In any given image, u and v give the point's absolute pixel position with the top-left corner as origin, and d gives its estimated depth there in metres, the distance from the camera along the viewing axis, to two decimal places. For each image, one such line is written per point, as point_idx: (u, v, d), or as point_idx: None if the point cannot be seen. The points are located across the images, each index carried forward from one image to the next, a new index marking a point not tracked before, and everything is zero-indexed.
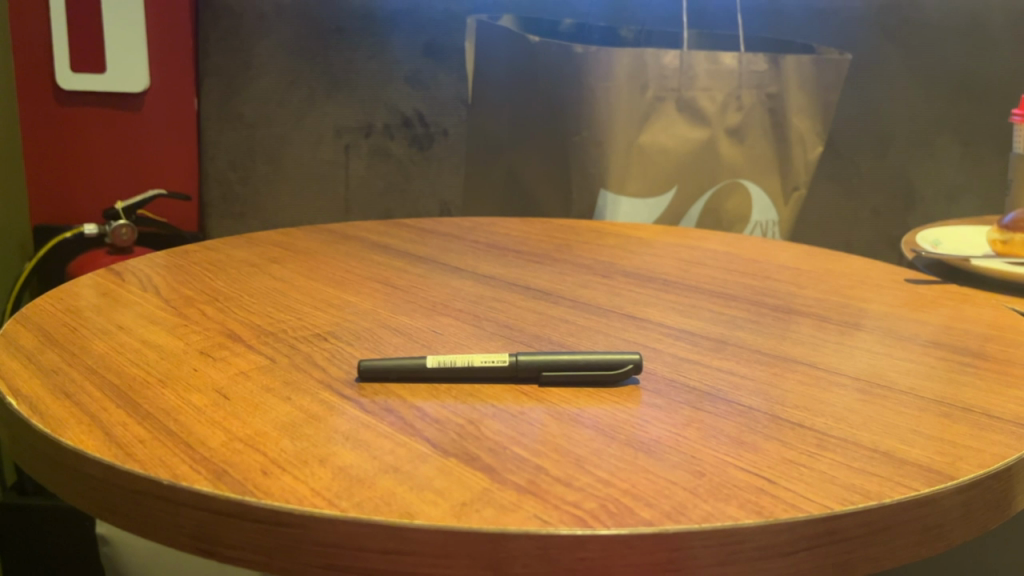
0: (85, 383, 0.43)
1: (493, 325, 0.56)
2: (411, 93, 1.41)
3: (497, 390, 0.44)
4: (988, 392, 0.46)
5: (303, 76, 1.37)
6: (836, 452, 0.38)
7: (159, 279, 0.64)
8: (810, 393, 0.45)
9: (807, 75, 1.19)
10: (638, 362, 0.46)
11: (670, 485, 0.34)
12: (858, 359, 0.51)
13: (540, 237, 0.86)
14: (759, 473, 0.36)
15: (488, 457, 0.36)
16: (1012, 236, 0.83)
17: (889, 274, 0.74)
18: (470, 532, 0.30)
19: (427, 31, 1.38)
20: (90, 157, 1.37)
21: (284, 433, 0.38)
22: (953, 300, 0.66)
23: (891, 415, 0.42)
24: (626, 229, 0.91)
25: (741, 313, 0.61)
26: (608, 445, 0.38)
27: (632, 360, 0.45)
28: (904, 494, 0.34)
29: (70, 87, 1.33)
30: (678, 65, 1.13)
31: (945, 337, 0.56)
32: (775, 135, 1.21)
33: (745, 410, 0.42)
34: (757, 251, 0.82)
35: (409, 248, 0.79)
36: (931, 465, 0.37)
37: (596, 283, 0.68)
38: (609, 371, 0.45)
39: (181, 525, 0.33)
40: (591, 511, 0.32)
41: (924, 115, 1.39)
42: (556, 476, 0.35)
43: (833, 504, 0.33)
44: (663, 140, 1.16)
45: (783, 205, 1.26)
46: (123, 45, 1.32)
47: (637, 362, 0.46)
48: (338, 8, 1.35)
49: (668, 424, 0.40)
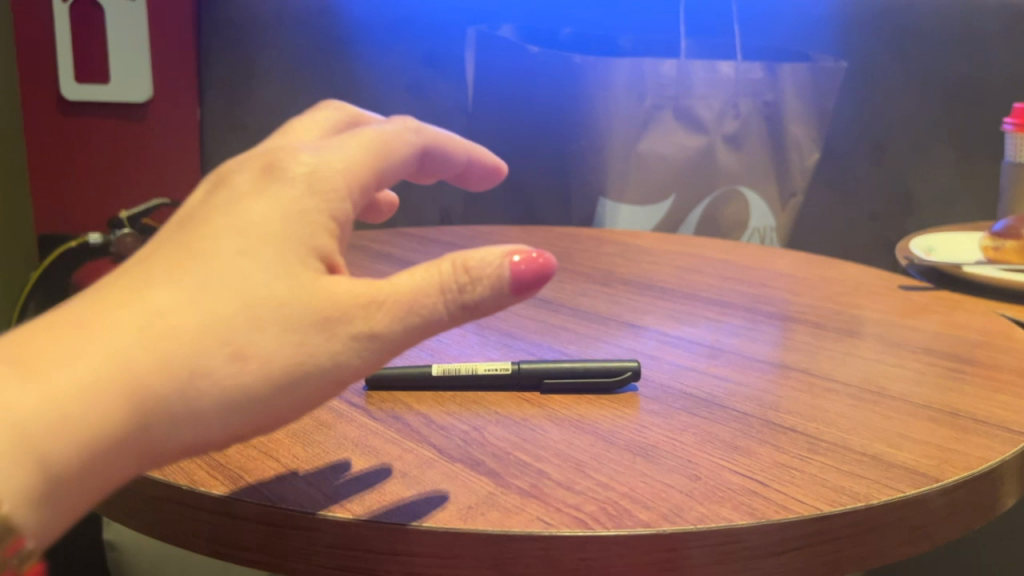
0: None
1: (495, 333, 0.58)
2: (412, 102, 1.42)
3: (500, 397, 0.46)
4: (976, 397, 0.48)
5: (305, 86, 1.38)
6: (826, 455, 0.39)
7: None
8: (804, 399, 0.46)
9: (807, 84, 1.21)
10: (637, 369, 0.47)
11: (666, 489, 0.36)
12: (852, 366, 0.52)
13: (540, 245, 0.88)
14: (753, 476, 0.37)
15: (491, 461, 0.38)
16: (1003, 243, 0.85)
17: (885, 281, 0.75)
18: (476, 534, 0.32)
19: (429, 40, 1.40)
20: (93, 168, 1.38)
21: (295, 439, 0.40)
22: (947, 308, 0.67)
23: (880, 419, 0.44)
24: (625, 237, 0.93)
25: (737, 321, 0.62)
26: (608, 450, 0.39)
27: (631, 368, 0.47)
28: (891, 496, 0.36)
29: (73, 96, 1.33)
30: (676, 74, 1.14)
31: (936, 344, 0.57)
32: (773, 143, 1.23)
33: (739, 416, 0.44)
34: (755, 259, 0.84)
35: (412, 257, 0.80)
36: (917, 468, 0.38)
37: (596, 291, 0.70)
38: (608, 378, 0.47)
39: (199, 528, 0.35)
40: (591, 513, 0.33)
41: (920, 122, 1.40)
42: (557, 480, 0.36)
43: (822, 506, 0.35)
44: (660, 148, 1.19)
45: (781, 211, 1.27)
46: (125, 54, 1.33)
47: (635, 370, 0.47)
48: (339, 17, 1.36)
49: (666, 430, 0.42)
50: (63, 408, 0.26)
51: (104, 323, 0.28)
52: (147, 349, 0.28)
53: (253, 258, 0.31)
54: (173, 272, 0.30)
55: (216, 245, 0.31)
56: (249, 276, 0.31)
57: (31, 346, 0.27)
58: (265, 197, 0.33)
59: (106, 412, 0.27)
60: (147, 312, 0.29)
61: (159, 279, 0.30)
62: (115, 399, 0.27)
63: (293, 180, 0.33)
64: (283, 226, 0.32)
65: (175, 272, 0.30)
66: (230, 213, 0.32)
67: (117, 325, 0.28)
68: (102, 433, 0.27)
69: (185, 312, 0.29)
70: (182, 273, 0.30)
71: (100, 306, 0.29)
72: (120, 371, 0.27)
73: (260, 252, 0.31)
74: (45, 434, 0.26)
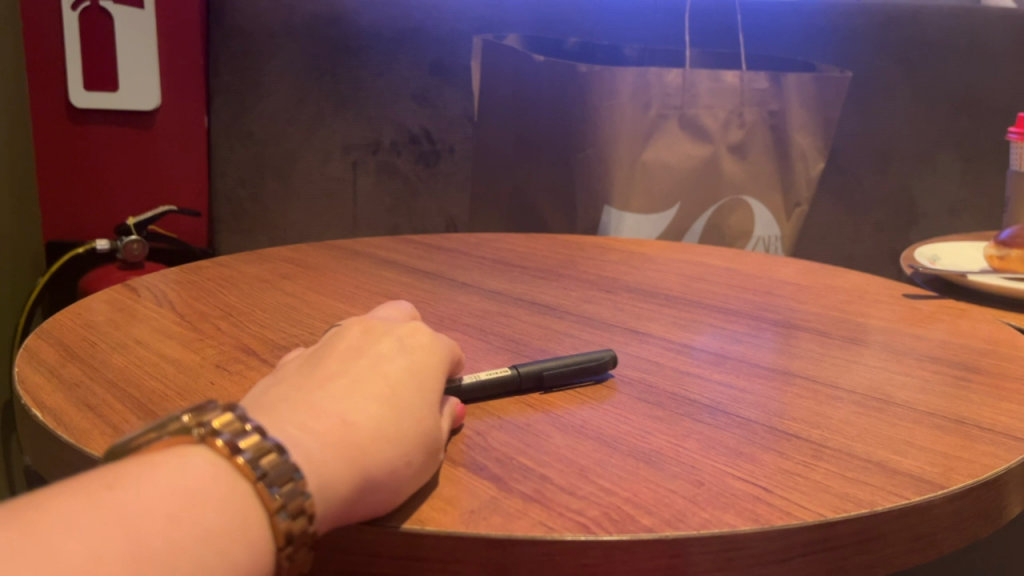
0: (107, 395, 0.44)
1: (500, 339, 0.57)
2: (418, 110, 1.45)
3: (505, 402, 0.46)
4: (982, 405, 0.47)
5: (312, 93, 1.38)
6: (830, 462, 0.39)
7: (171, 293, 0.66)
8: (809, 406, 0.46)
9: (811, 92, 1.19)
10: (613, 354, 0.50)
11: (670, 495, 0.35)
12: (859, 373, 0.52)
13: (544, 252, 0.88)
14: (756, 482, 0.37)
15: (495, 467, 0.38)
16: (1008, 252, 0.85)
17: (890, 289, 0.75)
18: (478, 537, 0.32)
19: (436, 50, 1.42)
20: (99, 175, 1.36)
21: None
22: (952, 316, 0.67)
23: (886, 427, 0.44)
24: (627, 244, 0.93)
25: (741, 328, 0.62)
26: (611, 455, 0.39)
27: (609, 353, 0.50)
28: (897, 503, 0.36)
29: (82, 104, 1.31)
30: (681, 83, 1.14)
31: (941, 352, 0.57)
32: (777, 152, 1.21)
33: (743, 422, 0.44)
34: (759, 267, 0.84)
35: (417, 264, 0.81)
36: (922, 475, 0.38)
37: (598, 299, 0.70)
38: (594, 365, 0.49)
39: None
40: (595, 518, 0.33)
41: (923, 139, 1.51)
42: (561, 485, 0.36)
43: (826, 512, 0.34)
44: (666, 158, 1.18)
45: (786, 221, 1.27)
46: (132, 61, 1.32)
47: (613, 354, 0.50)
48: (347, 26, 1.37)
49: (669, 436, 0.42)
50: (336, 466, 0.30)
51: (348, 414, 0.32)
52: (374, 434, 0.32)
53: (420, 393, 0.36)
54: (371, 386, 0.34)
55: (392, 374, 0.36)
56: (420, 404, 0.35)
57: (305, 418, 0.31)
58: (413, 357, 0.38)
59: (350, 476, 0.31)
60: (372, 418, 0.33)
61: (364, 397, 0.34)
62: (355, 465, 0.31)
63: (425, 352, 0.39)
64: (429, 383, 0.37)
65: (371, 392, 0.34)
66: (392, 358, 0.37)
67: (357, 423, 0.32)
68: (343, 491, 0.30)
69: (388, 424, 0.33)
70: (377, 386, 0.34)
71: (331, 399, 0.33)
72: (361, 446, 0.31)
73: (424, 394, 0.36)
74: (321, 482, 0.29)
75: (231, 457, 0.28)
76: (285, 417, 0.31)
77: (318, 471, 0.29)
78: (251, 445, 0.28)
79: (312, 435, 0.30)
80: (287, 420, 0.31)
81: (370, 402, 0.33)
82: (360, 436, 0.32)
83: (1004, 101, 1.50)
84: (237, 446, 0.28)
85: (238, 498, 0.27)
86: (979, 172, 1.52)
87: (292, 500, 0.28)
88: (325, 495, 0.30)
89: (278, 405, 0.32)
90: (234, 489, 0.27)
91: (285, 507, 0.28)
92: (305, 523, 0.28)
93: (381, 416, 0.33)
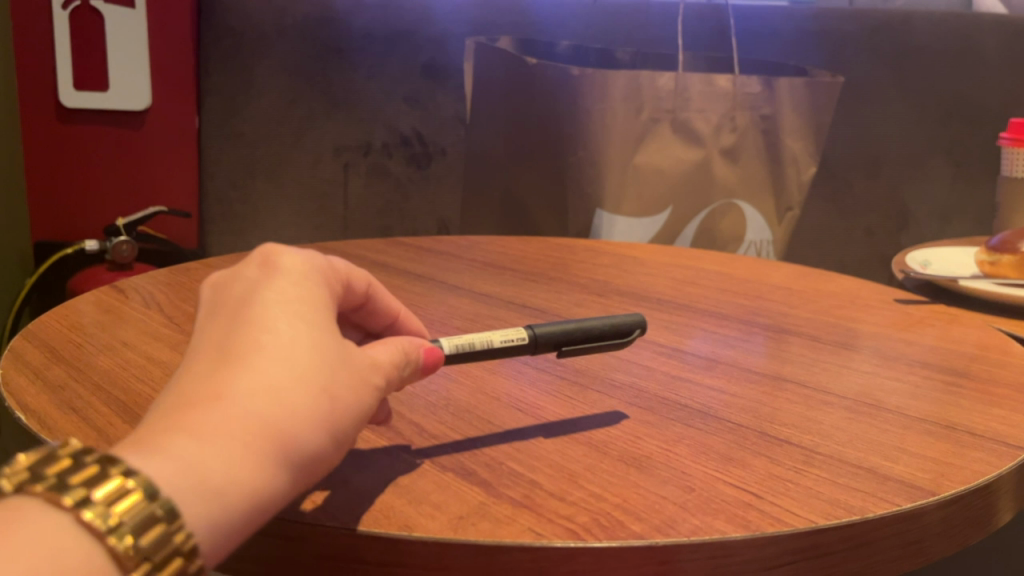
0: (93, 398, 0.44)
1: None
2: (411, 111, 1.44)
3: (495, 407, 0.45)
4: (973, 411, 0.47)
5: (303, 94, 1.38)
6: (822, 468, 0.39)
7: (159, 294, 0.65)
8: (800, 411, 0.46)
9: (803, 98, 1.18)
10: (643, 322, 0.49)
11: (661, 501, 0.35)
12: (850, 378, 0.52)
13: (535, 255, 0.88)
14: (746, 488, 0.37)
15: (484, 472, 0.37)
16: (999, 257, 0.85)
17: (881, 294, 0.75)
18: (464, 544, 0.32)
19: (429, 51, 1.42)
20: (87, 175, 1.35)
21: None
22: (943, 321, 0.67)
23: (877, 433, 0.43)
24: (618, 247, 0.93)
25: (732, 332, 0.62)
26: (602, 460, 0.39)
27: (638, 323, 0.49)
28: (888, 509, 0.35)
29: (71, 103, 1.31)
30: (673, 87, 1.14)
31: (932, 358, 0.57)
32: (768, 158, 1.21)
33: (733, 427, 0.44)
34: (750, 270, 0.84)
35: (409, 267, 0.80)
36: (914, 481, 0.38)
37: (590, 302, 0.70)
38: (621, 337, 0.48)
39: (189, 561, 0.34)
40: (584, 524, 0.33)
41: (916, 144, 1.52)
42: (551, 491, 0.36)
43: (816, 519, 0.34)
44: (658, 161, 1.18)
45: (778, 225, 1.26)
46: (121, 61, 1.31)
47: (643, 324, 0.49)
48: (340, 27, 1.37)
49: (660, 440, 0.41)
50: (220, 454, 0.26)
51: (222, 390, 0.28)
52: (262, 397, 0.28)
53: (306, 325, 0.31)
54: (248, 343, 0.29)
55: (264, 315, 0.30)
56: (309, 339, 0.30)
57: (176, 417, 0.27)
58: (287, 288, 0.32)
59: (245, 460, 0.26)
60: (256, 377, 0.28)
61: (240, 360, 0.29)
62: (252, 445, 0.27)
63: (294, 276, 0.33)
64: (317, 312, 0.32)
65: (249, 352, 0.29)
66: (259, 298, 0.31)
67: (235, 393, 0.27)
68: (242, 478, 0.26)
69: (279, 378, 0.28)
70: (255, 340, 0.29)
71: (202, 380, 0.28)
72: (253, 419, 0.27)
73: (311, 324, 0.31)
74: (203, 479, 0.26)
75: (51, 497, 0.24)
76: (149, 428, 0.27)
77: (196, 476, 0.25)
78: (77, 479, 0.25)
79: (181, 433, 0.26)
80: (152, 431, 0.27)
81: (252, 362, 0.29)
82: (245, 408, 0.27)
83: (995, 107, 1.50)
84: (60, 484, 0.24)
85: (61, 536, 0.23)
86: (971, 177, 1.53)
87: (139, 517, 0.24)
88: (216, 488, 0.26)
89: (148, 417, 0.28)
90: (55, 528, 0.23)
91: (130, 527, 0.24)
92: (167, 537, 0.24)
93: (268, 370, 0.28)
